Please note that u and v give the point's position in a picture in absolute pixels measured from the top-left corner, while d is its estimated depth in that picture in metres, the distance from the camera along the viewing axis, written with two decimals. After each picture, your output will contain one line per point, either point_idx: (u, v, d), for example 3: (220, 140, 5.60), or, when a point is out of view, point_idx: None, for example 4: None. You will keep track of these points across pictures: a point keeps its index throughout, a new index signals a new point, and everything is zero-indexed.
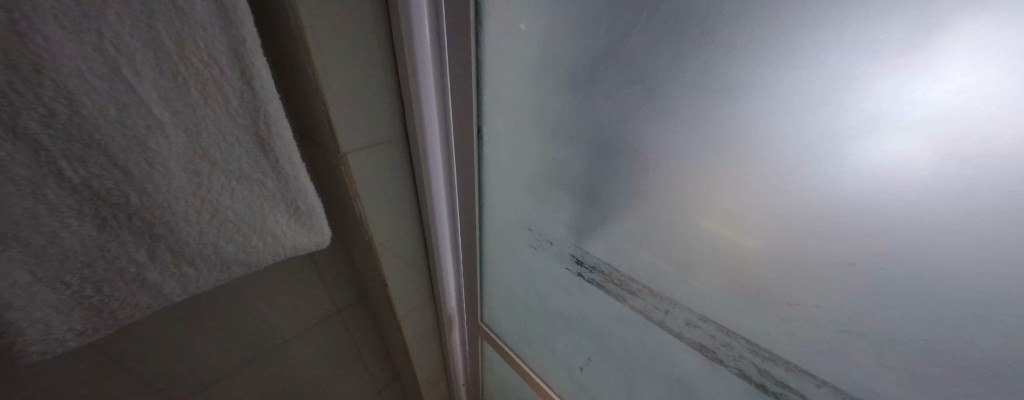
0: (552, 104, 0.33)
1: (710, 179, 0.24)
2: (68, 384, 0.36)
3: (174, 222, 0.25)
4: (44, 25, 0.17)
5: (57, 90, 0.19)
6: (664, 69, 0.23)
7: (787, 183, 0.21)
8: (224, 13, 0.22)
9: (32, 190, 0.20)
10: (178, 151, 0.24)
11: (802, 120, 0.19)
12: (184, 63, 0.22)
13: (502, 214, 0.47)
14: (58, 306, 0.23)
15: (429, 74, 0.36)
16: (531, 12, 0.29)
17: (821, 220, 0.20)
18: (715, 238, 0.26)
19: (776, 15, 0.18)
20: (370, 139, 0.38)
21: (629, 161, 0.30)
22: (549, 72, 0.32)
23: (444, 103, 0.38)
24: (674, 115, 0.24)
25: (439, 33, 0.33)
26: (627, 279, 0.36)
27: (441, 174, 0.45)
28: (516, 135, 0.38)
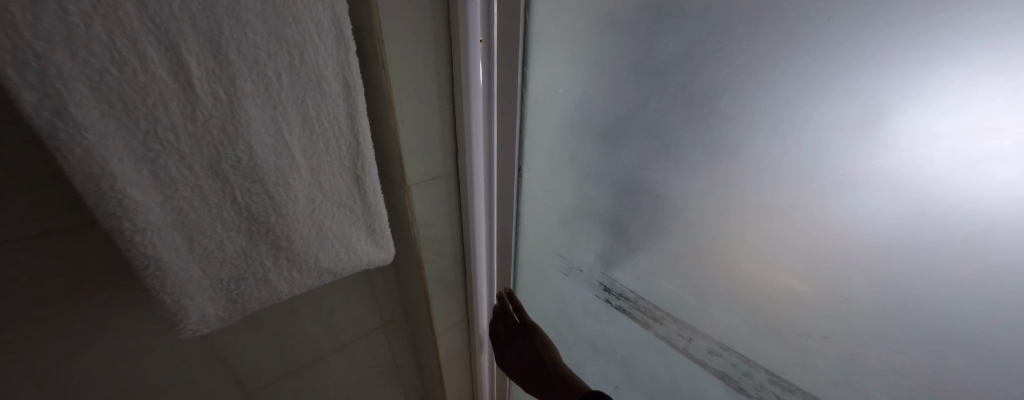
0: (584, 149, 0.39)
1: (724, 217, 0.29)
2: (170, 375, 0.43)
3: (294, 237, 0.34)
4: (246, 104, 0.27)
5: (244, 144, 0.28)
6: (677, 129, 0.30)
7: (794, 222, 0.25)
8: (348, 88, 0.32)
9: (216, 210, 0.29)
10: (305, 184, 0.33)
11: (794, 171, 0.24)
12: (320, 123, 0.32)
13: (536, 242, 0.52)
14: (211, 295, 0.31)
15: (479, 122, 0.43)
16: (567, 80, 0.37)
17: (835, 255, 0.24)
18: (738, 271, 0.30)
19: (763, 98, 0.24)
20: (427, 174, 0.46)
21: (650, 200, 0.35)
22: (581, 124, 0.39)
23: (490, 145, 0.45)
24: (688, 165, 0.30)
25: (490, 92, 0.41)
26: (652, 307, 0.39)
27: (484, 205, 0.51)
28: (551, 173, 0.44)
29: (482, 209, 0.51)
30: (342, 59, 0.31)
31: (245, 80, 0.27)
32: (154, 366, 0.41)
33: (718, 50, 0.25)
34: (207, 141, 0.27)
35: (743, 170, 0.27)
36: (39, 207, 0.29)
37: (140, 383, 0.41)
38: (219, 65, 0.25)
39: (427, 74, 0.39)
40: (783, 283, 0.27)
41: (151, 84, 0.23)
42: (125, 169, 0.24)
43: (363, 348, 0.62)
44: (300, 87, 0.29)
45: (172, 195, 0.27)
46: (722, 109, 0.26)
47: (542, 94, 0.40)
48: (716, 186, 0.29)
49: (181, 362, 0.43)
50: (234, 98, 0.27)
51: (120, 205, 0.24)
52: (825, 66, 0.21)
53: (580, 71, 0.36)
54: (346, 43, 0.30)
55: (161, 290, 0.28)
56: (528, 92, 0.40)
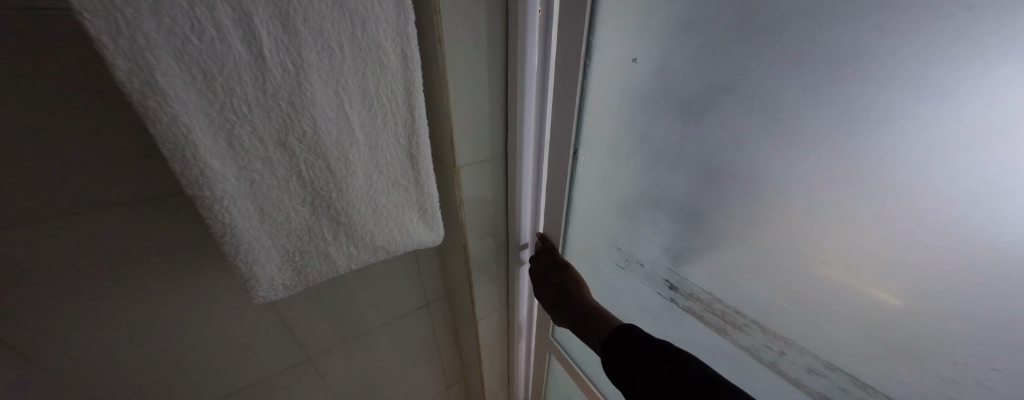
0: (655, 130, 0.35)
1: (841, 219, 0.24)
2: (239, 334, 0.46)
3: (352, 213, 0.34)
4: (312, 78, 0.27)
5: (309, 117, 0.28)
6: (795, 101, 0.24)
7: (938, 228, 0.20)
8: (406, 62, 0.31)
9: (284, 183, 0.30)
10: (365, 160, 0.32)
11: (947, 160, 0.19)
12: (379, 98, 0.31)
13: (588, 232, 0.49)
14: (279, 265, 0.32)
15: (531, 99, 0.41)
16: (638, 48, 0.33)
17: (1006, 269, 0.18)
18: (847, 274, 0.26)
19: (929, 53, 0.18)
20: (477, 156, 0.44)
21: (738, 190, 0.30)
22: (654, 101, 0.34)
23: (541, 124, 0.43)
24: (798, 146, 0.25)
25: (545, 68, 0.39)
26: (732, 312, 0.36)
27: (531, 188, 0.50)
28: (612, 157, 0.41)
29: (528, 192, 0.50)
30: (401, 30, 0.29)
31: (311, 52, 0.26)
32: (226, 326, 0.45)
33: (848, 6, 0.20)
34: (278, 114, 0.27)
35: (877, 156, 0.21)
36: (153, 169, 0.33)
37: (216, 338, 0.45)
38: (288, 34, 0.25)
39: (483, 48, 0.37)
40: (917, 294, 0.22)
41: (227, 54, 0.24)
42: (206, 139, 0.25)
43: (409, 324, 0.65)
44: (361, 59, 0.29)
45: (246, 167, 0.27)
46: (860, 77, 0.21)
47: (608, 66, 0.36)
48: (832, 175, 0.24)
49: (251, 322, 0.46)
50: (301, 70, 0.26)
51: (201, 172, 0.25)
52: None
53: (652, 42, 0.32)
54: (405, 11, 0.29)
55: (237, 257, 0.30)
56: (592, 63, 0.37)
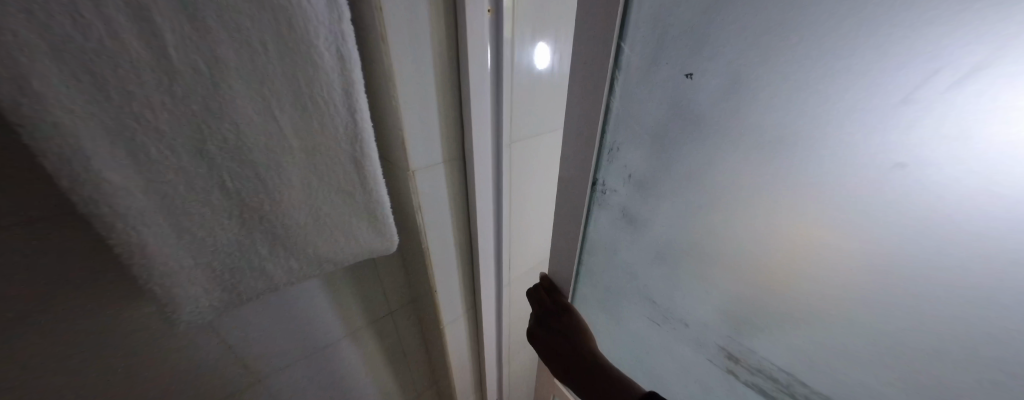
0: (710, 164, 0.36)
1: (896, 285, 0.28)
2: (175, 361, 0.42)
3: (289, 224, 0.31)
4: (229, 77, 0.24)
5: (230, 123, 0.26)
6: (879, 104, 0.24)
7: (919, 274, 0.27)
8: (342, 62, 0.29)
9: (204, 195, 0.27)
10: (300, 168, 0.30)
11: (922, 200, 0.25)
12: (312, 101, 0.29)
13: (614, 265, 0.55)
14: (205, 286, 0.29)
15: (486, 90, 0.43)
16: (683, 67, 0.34)
17: (997, 313, 0.24)
18: (889, 315, 0.30)
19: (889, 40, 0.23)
20: (432, 159, 0.43)
21: (807, 254, 0.33)
22: (698, 123, 0.36)
23: (498, 113, 0.46)
24: (847, 189, 0.28)
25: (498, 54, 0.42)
26: (784, 371, 0.42)
27: (493, 178, 0.51)
28: (660, 213, 0.44)
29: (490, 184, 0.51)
30: (335, 29, 0.27)
31: (226, 50, 0.24)
32: (159, 352, 0.40)
33: (869, 41, 0.23)
34: (190, 120, 0.24)
35: (896, 200, 0.26)
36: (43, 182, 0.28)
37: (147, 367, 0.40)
38: (197, 31, 0.22)
39: (430, 45, 0.37)
40: (930, 318, 0.28)
41: (122, 53, 0.21)
42: (100, 150, 0.21)
43: (373, 335, 0.62)
44: (289, 59, 0.26)
45: (156, 179, 0.24)
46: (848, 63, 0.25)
47: (637, 77, 0.37)
48: (834, 216, 0.29)
49: (190, 347, 0.42)
50: (216, 71, 0.24)
51: (95, 189, 0.22)
52: (927, 45, 0.22)
53: (700, 60, 0.33)
54: (338, 8, 0.27)
55: (150, 280, 0.26)
56: (619, 79, 0.37)
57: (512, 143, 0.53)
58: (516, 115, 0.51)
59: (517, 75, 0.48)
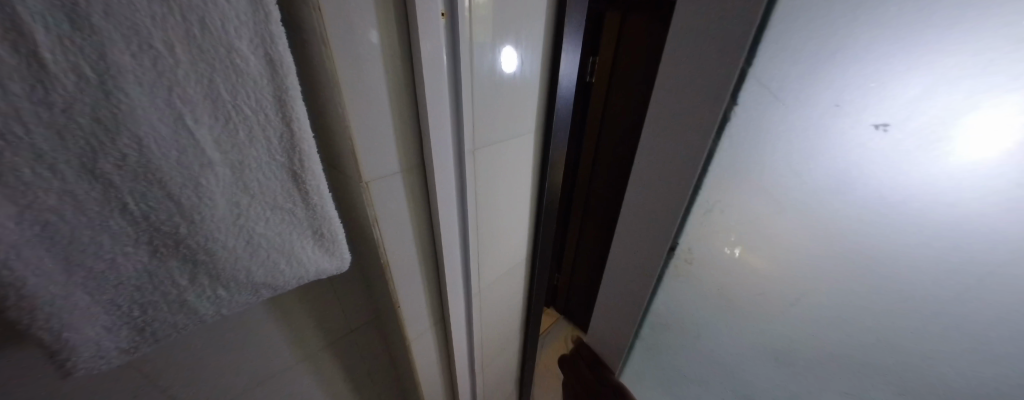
0: (820, 180, 0.34)
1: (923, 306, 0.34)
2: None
3: (214, 250, 0.28)
4: (127, 84, 0.21)
5: (130, 136, 0.22)
6: None
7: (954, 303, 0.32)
8: (272, 66, 0.26)
9: (100, 221, 0.23)
10: (225, 186, 0.27)
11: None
12: (236, 110, 0.25)
13: (723, 289, 0.47)
14: (108, 325, 0.25)
15: (444, 97, 0.42)
16: (789, 74, 0.32)
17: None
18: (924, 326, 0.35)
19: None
20: (388, 169, 0.41)
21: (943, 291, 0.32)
22: (854, 128, 0.30)
23: (458, 120, 0.45)
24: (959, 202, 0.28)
25: (456, 60, 0.41)
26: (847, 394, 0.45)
27: (456, 187, 0.50)
28: (761, 241, 0.41)
29: (453, 193, 0.49)
30: (262, 29, 0.24)
31: (120, 52, 0.20)
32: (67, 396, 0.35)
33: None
34: (76, 134, 0.20)
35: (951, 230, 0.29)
36: None
37: None
38: (79, 32, 0.19)
39: (379, 50, 0.35)
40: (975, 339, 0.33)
41: None
42: None
43: (334, 357, 0.57)
44: (203, 62, 0.23)
45: (31, 205, 0.20)
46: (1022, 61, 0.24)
47: (769, 62, 0.32)
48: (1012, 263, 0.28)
49: (110, 386, 0.37)
50: (110, 76, 0.20)
51: None
52: None
53: (884, 63, 0.28)
54: (264, 7, 0.24)
55: (31, 326, 0.22)
56: (743, 85, 0.33)
57: (477, 149, 0.51)
58: (481, 121, 0.50)
59: (479, 80, 0.46)
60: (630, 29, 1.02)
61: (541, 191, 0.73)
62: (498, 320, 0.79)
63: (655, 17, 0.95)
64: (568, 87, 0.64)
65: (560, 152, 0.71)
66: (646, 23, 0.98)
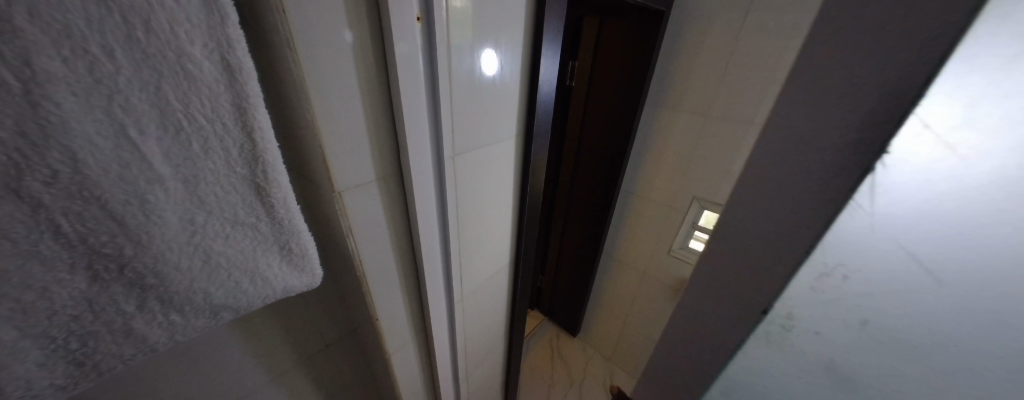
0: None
1: None
2: None
3: (166, 272, 0.25)
4: (56, 90, 0.18)
5: (63, 150, 0.19)
6: None
7: None
8: (230, 72, 0.24)
9: (28, 247, 0.20)
10: (177, 201, 0.24)
11: None
12: (189, 119, 0.23)
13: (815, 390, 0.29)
14: (40, 361, 0.22)
15: (421, 102, 0.41)
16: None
17: None
18: None
19: None
20: (363, 177, 0.39)
21: None
22: None
23: (436, 125, 0.44)
24: None
25: (433, 64, 0.40)
26: None
27: (435, 193, 0.48)
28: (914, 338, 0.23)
29: (432, 200, 0.48)
30: (217, 32, 0.22)
31: (47, 55, 0.17)
32: None
33: None
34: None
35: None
36: None
37: None
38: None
39: (351, 54, 0.33)
40: None
41: None
42: None
43: (306, 374, 0.54)
44: (149, 67, 0.21)
45: None
46: None
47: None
48: None
49: None
50: (35, 82, 0.17)
51: None
52: None
53: None
54: (219, 8, 0.22)
55: None
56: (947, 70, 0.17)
57: (456, 155, 0.50)
58: (460, 126, 0.49)
59: (457, 85, 0.45)
60: (607, 34, 1.04)
61: (523, 195, 0.72)
62: (480, 326, 0.78)
63: (632, 23, 0.97)
64: (548, 92, 0.64)
65: (541, 156, 0.71)
66: (623, 27, 0.99)
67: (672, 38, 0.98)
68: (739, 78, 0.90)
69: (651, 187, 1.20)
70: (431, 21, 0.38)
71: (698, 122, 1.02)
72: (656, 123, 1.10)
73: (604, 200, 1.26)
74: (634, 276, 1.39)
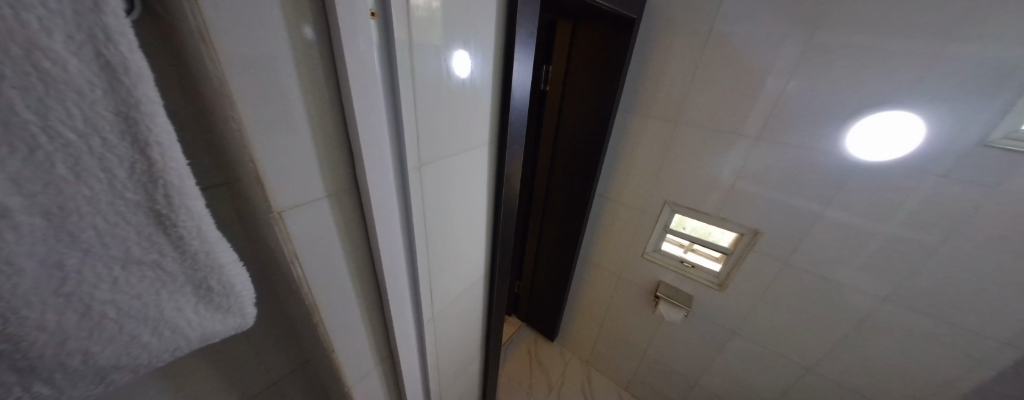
0: None
1: None
2: None
3: (28, 334, 0.18)
4: None
5: None
6: None
7: None
8: (110, 71, 0.18)
9: None
10: (31, 244, 0.18)
11: None
12: (50, 133, 0.17)
13: None
14: None
15: (379, 110, 0.36)
16: None
17: None
18: None
19: None
20: (310, 195, 0.34)
21: None
22: None
23: (398, 135, 0.40)
24: None
25: (391, 69, 0.36)
26: None
27: (399, 209, 0.44)
28: None
29: (396, 217, 0.44)
30: (87, 16, 0.17)
31: None
32: None
33: None
34: None
35: None
36: None
37: None
38: None
39: (287, 55, 0.28)
40: None
41: None
42: None
43: None
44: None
45: None
46: None
47: None
48: None
49: None
50: None
51: None
52: None
53: None
54: None
55: None
56: None
57: (421, 165, 0.46)
58: (425, 134, 0.45)
59: (420, 90, 0.41)
60: (581, 39, 1.03)
61: (497, 204, 0.69)
62: (454, 343, 0.74)
63: (605, 29, 0.97)
64: (522, 97, 0.61)
65: (516, 164, 0.68)
66: (595, 33, 0.99)
67: (643, 46, 0.99)
68: (706, 87, 0.93)
69: (624, 191, 1.21)
70: (388, 19, 0.34)
71: (668, 128, 1.04)
72: (628, 129, 1.11)
73: (580, 205, 1.26)
74: (609, 279, 1.41)
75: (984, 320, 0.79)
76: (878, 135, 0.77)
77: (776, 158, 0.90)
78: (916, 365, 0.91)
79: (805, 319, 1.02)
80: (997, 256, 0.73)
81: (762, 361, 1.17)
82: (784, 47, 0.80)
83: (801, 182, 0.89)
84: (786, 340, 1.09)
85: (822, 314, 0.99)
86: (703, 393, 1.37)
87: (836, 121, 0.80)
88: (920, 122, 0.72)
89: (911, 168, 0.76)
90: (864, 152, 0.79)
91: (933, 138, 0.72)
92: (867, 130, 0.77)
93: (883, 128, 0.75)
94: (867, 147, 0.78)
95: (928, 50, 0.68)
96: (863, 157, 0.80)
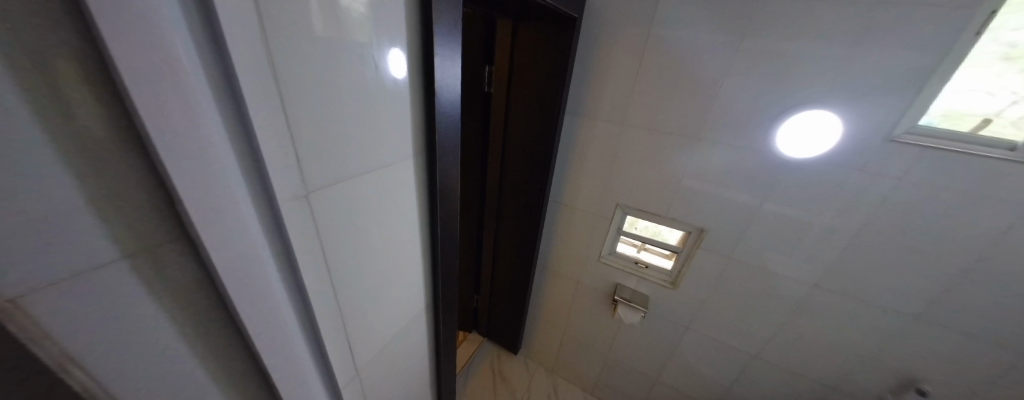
0: None
1: None
2: None
3: None
4: None
5: None
6: None
7: None
8: None
9: None
10: None
11: None
12: None
13: None
14: None
15: (212, 127, 0.25)
16: None
17: None
18: None
19: None
20: (83, 259, 0.22)
21: None
22: None
23: (254, 159, 0.29)
24: None
25: (228, 68, 0.25)
26: None
27: (272, 255, 0.33)
28: None
29: (267, 267, 0.32)
30: None
31: None
32: None
33: None
34: None
35: None
36: None
37: None
38: None
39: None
40: None
41: None
42: None
43: None
44: None
45: None
46: None
47: None
48: None
49: None
50: None
51: None
52: None
53: None
54: None
55: None
56: None
57: (309, 194, 0.35)
58: (309, 154, 0.34)
59: (292, 95, 0.30)
60: (523, 38, 0.97)
61: (432, 225, 0.59)
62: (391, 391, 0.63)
63: (547, 28, 0.91)
64: (451, 101, 0.52)
65: (452, 178, 0.59)
66: (537, 32, 0.94)
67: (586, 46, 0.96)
68: (649, 88, 0.92)
69: (577, 196, 1.18)
70: None
71: (615, 131, 1.03)
72: (576, 132, 1.08)
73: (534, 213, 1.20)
74: (569, 285, 1.38)
75: (892, 295, 0.89)
76: (802, 134, 0.81)
77: (716, 157, 0.92)
78: (840, 341, 1.00)
79: (749, 309, 1.08)
80: (899, 238, 0.82)
81: (713, 351, 1.21)
82: (718, 48, 0.81)
83: (737, 179, 0.92)
84: (733, 330, 1.14)
85: (762, 302, 1.05)
86: (663, 388, 1.40)
87: (766, 121, 0.84)
88: (836, 121, 0.77)
89: (830, 163, 0.82)
90: (791, 149, 0.84)
91: (847, 135, 0.78)
92: (794, 129, 0.82)
93: (807, 128, 0.80)
94: (793, 145, 0.83)
95: (841, 53, 0.72)
96: (790, 154, 0.84)
